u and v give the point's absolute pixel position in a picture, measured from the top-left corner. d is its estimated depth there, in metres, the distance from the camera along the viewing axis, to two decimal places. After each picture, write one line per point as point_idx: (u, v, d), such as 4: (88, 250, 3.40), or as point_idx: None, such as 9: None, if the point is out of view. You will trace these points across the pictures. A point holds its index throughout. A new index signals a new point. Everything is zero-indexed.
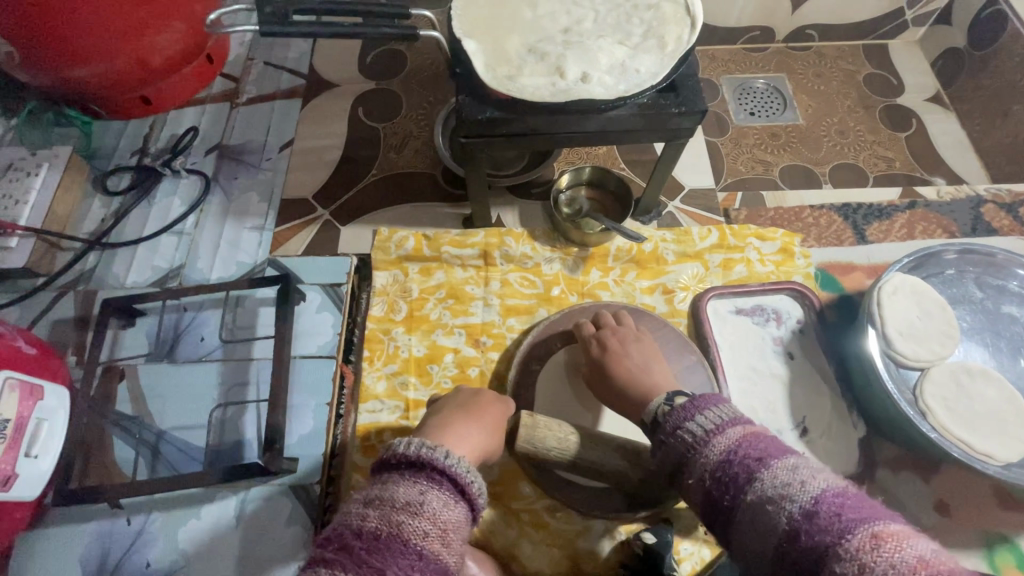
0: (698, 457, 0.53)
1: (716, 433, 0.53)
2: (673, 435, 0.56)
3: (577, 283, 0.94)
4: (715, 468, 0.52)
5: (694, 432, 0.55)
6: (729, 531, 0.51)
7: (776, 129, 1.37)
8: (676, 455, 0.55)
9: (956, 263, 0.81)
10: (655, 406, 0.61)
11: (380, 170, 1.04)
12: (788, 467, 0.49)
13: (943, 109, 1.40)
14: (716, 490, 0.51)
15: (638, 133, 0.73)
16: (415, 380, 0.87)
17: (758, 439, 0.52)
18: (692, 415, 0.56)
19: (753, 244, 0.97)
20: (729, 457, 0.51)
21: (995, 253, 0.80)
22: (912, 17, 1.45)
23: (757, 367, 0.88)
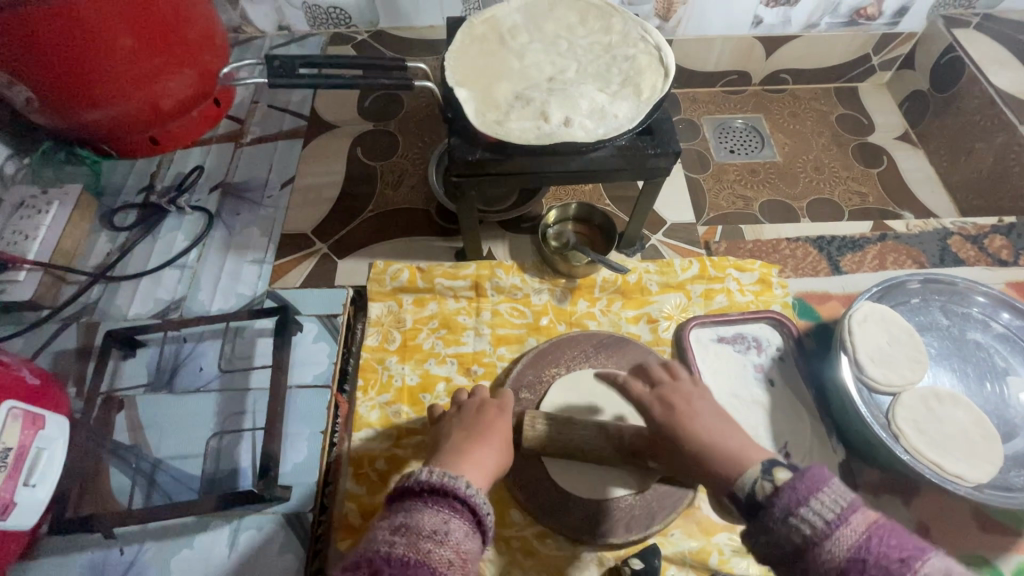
0: (820, 554, 0.46)
1: (842, 521, 0.47)
2: (785, 522, 0.49)
3: (565, 313, 0.98)
4: (844, 566, 0.45)
5: (812, 522, 0.48)
6: None
7: (755, 165, 1.45)
8: (790, 545, 0.48)
9: (921, 292, 0.86)
10: (752, 482, 0.53)
11: (376, 207, 1.09)
12: (930, 569, 0.45)
13: (912, 146, 1.48)
14: None
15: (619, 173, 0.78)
16: (407, 409, 0.89)
17: (888, 530, 0.47)
18: (806, 497, 0.49)
19: (733, 275, 1.01)
20: (859, 555, 0.45)
21: (957, 281, 0.85)
22: (878, 62, 1.55)
23: (740, 393, 0.91)
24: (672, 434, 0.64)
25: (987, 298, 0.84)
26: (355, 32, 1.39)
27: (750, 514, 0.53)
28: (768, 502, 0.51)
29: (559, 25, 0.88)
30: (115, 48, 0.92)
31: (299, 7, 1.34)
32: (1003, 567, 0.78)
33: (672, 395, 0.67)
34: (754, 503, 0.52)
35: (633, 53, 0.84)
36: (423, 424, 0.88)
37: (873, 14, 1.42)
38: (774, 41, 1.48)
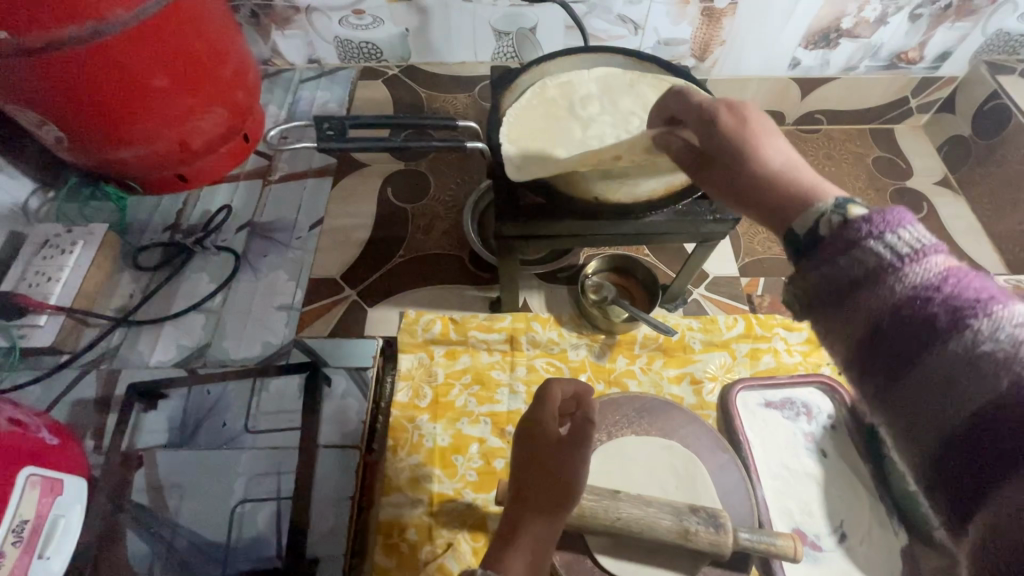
0: (886, 288, 0.36)
1: (919, 256, 0.35)
2: (846, 253, 0.38)
3: (604, 370, 0.94)
4: (904, 303, 0.35)
5: (890, 250, 0.36)
6: (896, 383, 0.36)
7: None
8: (847, 277, 0.38)
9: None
10: (819, 212, 0.41)
11: (408, 251, 1.05)
12: (1017, 317, 0.33)
13: (953, 193, 1.44)
14: (894, 326, 0.35)
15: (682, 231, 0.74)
16: (439, 472, 0.85)
17: (974, 274, 0.35)
18: (885, 228, 0.37)
19: (780, 334, 0.97)
20: (926, 292, 0.34)
21: None
22: (917, 105, 1.51)
23: (791, 465, 0.86)
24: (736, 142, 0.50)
25: None
26: (386, 67, 1.38)
27: (805, 252, 0.41)
28: (825, 240, 0.40)
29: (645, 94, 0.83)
30: (150, 89, 0.91)
31: (330, 42, 1.32)
32: None
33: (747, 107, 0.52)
34: (815, 241, 0.40)
35: None
36: (456, 490, 0.84)
37: (914, 58, 1.39)
38: (811, 83, 1.45)
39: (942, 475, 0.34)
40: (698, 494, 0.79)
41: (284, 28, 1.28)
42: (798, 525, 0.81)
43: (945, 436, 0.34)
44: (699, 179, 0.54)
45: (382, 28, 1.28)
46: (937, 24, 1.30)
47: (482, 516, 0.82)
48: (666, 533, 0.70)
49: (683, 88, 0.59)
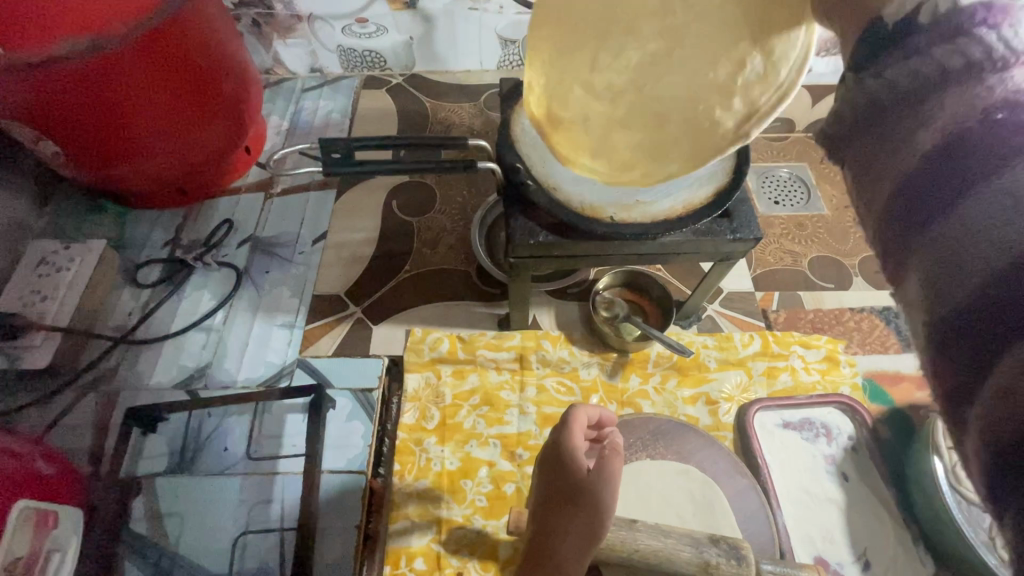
0: (965, 93, 0.30)
1: (1013, 65, 0.29)
2: (944, 45, 0.31)
3: (616, 390, 0.91)
4: (998, 103, 0.29)
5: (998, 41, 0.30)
6: (952, 207, 0.30)
7: (801, 219, 1.40)
8: (932, 71, 0.31)
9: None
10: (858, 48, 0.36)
11: (413, 267, 1.03)
12: None
13: None
14: (977, 133, 0.29)
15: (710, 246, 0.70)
16: (448, 497, 0.82)
17: None
18: (1001, 17, 0.31)
19: (797, 352, 0.94)
20: (1003, 109, 0.29)
21: None
22: None
23: (811, 489, 0.83)
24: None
25: None
26: (390, 76, 1.35)
27: (880, 41, 0.34)
28: (922, 27, 0.32)
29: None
30: (152, 104, 0.89)
31: (333, 50, 1.30)
32: None
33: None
34: (899, 33, 0.33)
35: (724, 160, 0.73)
36: (466, 517, 0.81)
37: None
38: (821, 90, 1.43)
39: (955, 335, 0.29)
40: (716, 520, 0.77)
41: (285, 37, 1.25)
42: (820, 553, 0.78)
43: (982, 274, 0.28)
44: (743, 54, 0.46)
45: (386, 37, 1.26)
46: None
47: (493, 544, 0.79)
48: (686, 565, 0.67)
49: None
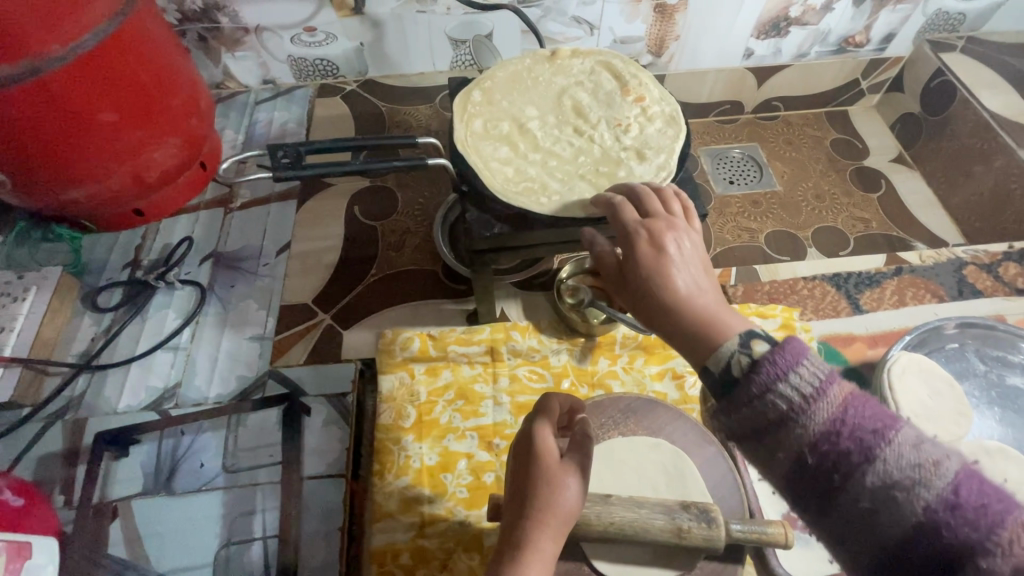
0: (796, 439, 0.41)
1: (819, 393, 0.41)
2: (760, 399, 0.42)
3: (586, 374, 0.94)
4: (821, 441, 0.40)
5: (795, 391, 0.41)
6: (825, 509, 0.42)
7: (756, 196, 1.45)
8: (766, 418, 0.42)
9: (959, 338, 0.83)
10: (728, 355, 0.44)
11: (379, 270, 1.04)
12: (907, 440, 0.40)
13: (908, 168, 1.49)
14: (821, 467, 0.41)
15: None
16: (429, 492, 0.84)
17: (862, 400, 0.42)
18: (785, 371, 0.42)
19: (755, 322, 0.98)
20: (837, 427, 0.40)
21: (996, 327, 0.82)
22: (867, 86, 1.56)
23: None
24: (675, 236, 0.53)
25: None
26: (343, 83, 1.36)
27: (719, 391, 0.45)
28: (739, 380, 0.43)
29: (662, 134, 0.77)
30: (95, 124, 0.87)
31: (284, 61, 1.30)
32: None
33: (666, 234, 0.53)
34: (730, 382, 0.44)
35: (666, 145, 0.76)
36: (448, 509, 0.83)
37: (861, 41, 1.43)
38: (765, 72, 1.49)
39: None
40: (688, 489, 0.80)
41: (234, 50, 1.25)
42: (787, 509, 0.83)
43: (876, 557, 0.41)
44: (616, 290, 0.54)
45: (336, 44, 1.26)
46: (879, 8, 1.35)
47: (477, 533, 0.81)
48: (660, 532, 0.70)
49: (617, 201, 0.59)
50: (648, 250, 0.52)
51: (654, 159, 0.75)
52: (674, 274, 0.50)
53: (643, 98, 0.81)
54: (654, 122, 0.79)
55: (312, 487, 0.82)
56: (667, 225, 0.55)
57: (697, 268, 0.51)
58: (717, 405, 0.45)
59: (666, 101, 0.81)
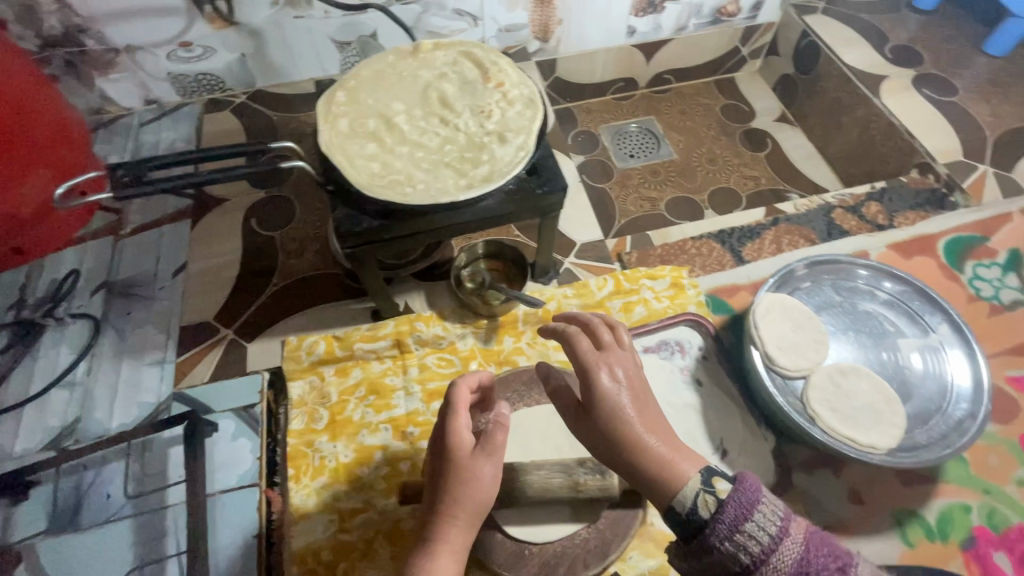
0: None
1: (779, 539, 0.53)
2: (733, 549, 0.53)
3: (493, 353, 0.98)
4: None
5: (760, 540, 0.53)
6: None
7: (655, 166, 1.53)
8: (738, 563, 0.53)
9: (810, 276, 0.91)
10: (693, 494, 0.57)
11: (281, 279, 1.04)
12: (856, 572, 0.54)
13: (790, 126, 1.59)
14: None
15: (532, 203, 0.76)
16: (346, 488, 0.86)
17: (812, 536, 0.54)
18: (748, 513, 0.54)
19: (647, 284, 1.04)
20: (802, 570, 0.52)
21: (838, 260, 0.91)
22: (748, 52, 1.66)
23: (673, 400, 0.93)
24: (627, 376, 0.66)
25: (867, 270, 0.91)
26: (232, 96, 1.33)
27: (690, 534, 0.56)
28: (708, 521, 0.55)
29: (521, 116, 0.80)
30: None
31: (164, 79, 1.26)
32: (927, 515, 0.84)
33: (613, 369, 0.66)
34: (700, 523, 0.55)
35: (523, 128, 0.79)
36: (366, 501, 0.85)
37: (733, 11, 1.52)
38: (650, 48, 1.56)
39: None
40: (589, 447, 0.85)
41: (107, 73, 1.21)
42: None
43: None
44: (580, 420, 0.66)
45: (216, 58, 1.24)
46: None
47: (396, 519, 0.83)
48: (558, 489, 0.76)
49: (570, 330, 0.69)
50: (607, 391, 0.64)
51: (515, 139, 0.78)
52: (627, 412, 0.63)
53: (503, 85, 0.84)
54: (514, 105, 0.82)
55: (224, 501, 0.83)
56: (612, 356, 0.67)
57: (635, 396, 0.65)
58: (689, 545, 0.56)
59: (524, 84, 0.84)
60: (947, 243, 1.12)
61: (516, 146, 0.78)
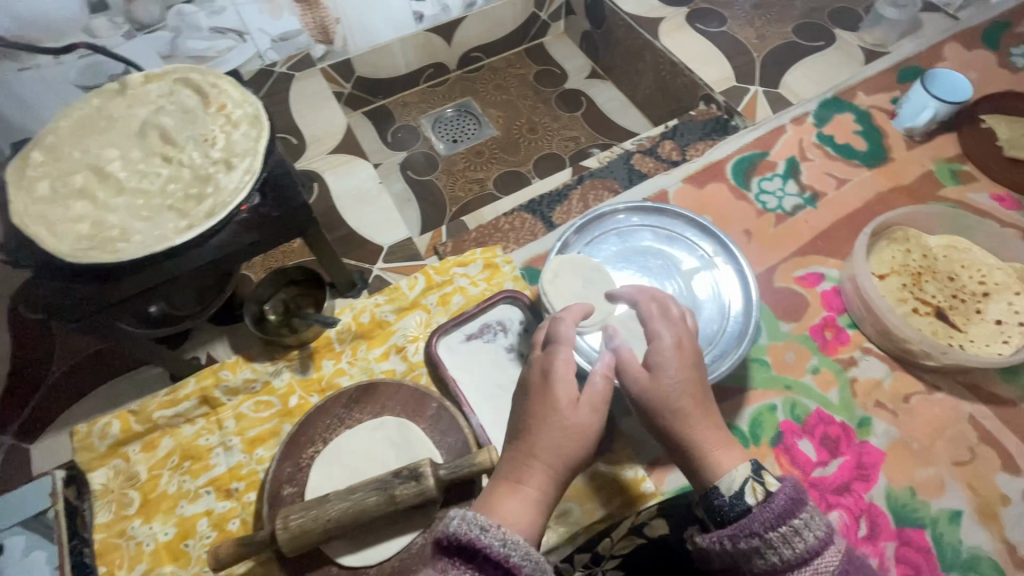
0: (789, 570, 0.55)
1: (813, 545, 0.55)
2: (765, 537, 0.56)
3: (313, 382, 0.94)
4: None
5: (801, 541, 0.55)
6: None
7: (479, 147, 1.52)
8: (768, 553, 0.56)
9: (586, 237, 0.93)
10: (743, 480, 0.61)
11: (64, 361, 0.94)
12: None
13: (601, 80, 1.64)
14: None
15: (271, 229, 0.72)
16: (171, 567, 0.80)
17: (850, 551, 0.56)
18: (794, 511, 0.56)
19: (459, 272, 1.03)
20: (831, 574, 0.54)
21: (602, 211, 0.94)
22: (547, 16, 1.67)
23: (500, 381, 0.94)
24: (691, 367, 0.68)
25: (627, 212, 0.95)
26: None
27: (731, 514, 0.60)
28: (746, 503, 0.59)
29: (246, 137, 0.75)
30: None
31: None
32: (740, 424, 0.90)
33: (686, 345, 0.69)
34: (742, 502, 0.60)
35: (248, 152, 0.74)
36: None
37: None
38: (445, 29, 1.52)
39: None
40: (414, 452, 0.84)
41: None
42: None
43: None
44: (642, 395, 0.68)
45: None
46: None
47: None
48: (376, 508, 0.74)
49: (654, 307, 0.72)
50: (672, 378, 0.66)
51: (241, 166, 0.73)
52: (692, 393, 0.66)
53: (225, 108, 0.78)
54: (238, 127, 0.76)
55: None
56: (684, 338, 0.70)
57: (693, 386, 0.67)
58: (725, 522, 0.61)
59: (247, 102, 0.78)
60: (733, 165, 1.19)
61: (242, 174, 0.73)
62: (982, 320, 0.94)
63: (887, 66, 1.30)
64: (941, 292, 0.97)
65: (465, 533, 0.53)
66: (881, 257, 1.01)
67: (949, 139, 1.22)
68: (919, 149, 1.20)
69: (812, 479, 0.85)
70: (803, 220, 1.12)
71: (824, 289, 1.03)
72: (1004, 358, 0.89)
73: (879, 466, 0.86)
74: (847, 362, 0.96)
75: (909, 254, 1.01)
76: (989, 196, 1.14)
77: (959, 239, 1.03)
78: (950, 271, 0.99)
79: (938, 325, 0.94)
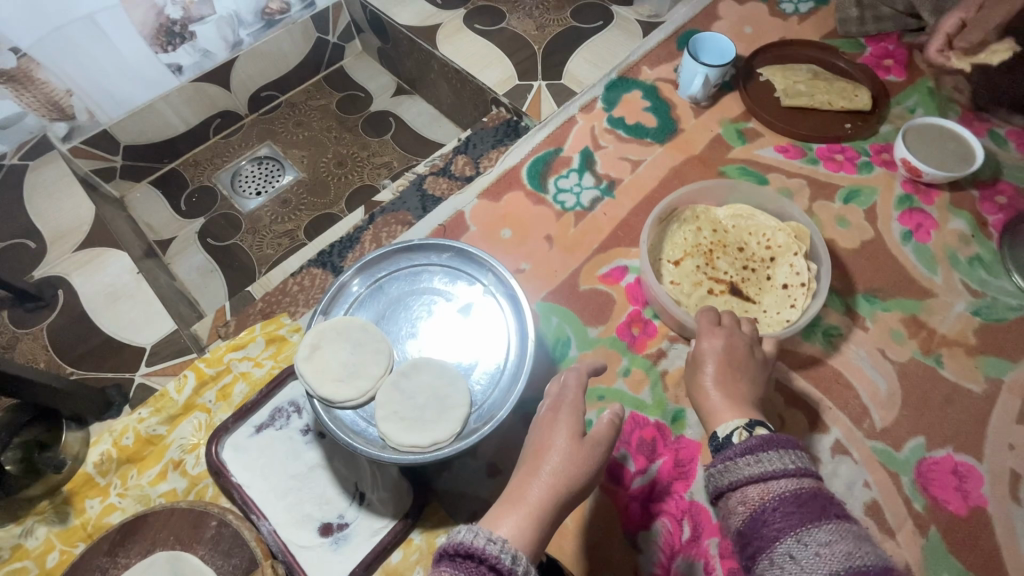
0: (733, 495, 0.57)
1: (770, 474, 0.56)
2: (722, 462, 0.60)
3: (75, 531, 0.80)
4: (758, 510, 0.54)
5: (757, 467, 0.57)
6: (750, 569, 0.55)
7: (285, 194, 1.40)
8: (724, 476, 0.59)
9: (353, 294, 0.85)
10: (736, 429, 0.66)
11: None
12: (831, 545, 0.50)
13: (408, 96, 1.54)
14: (748, 533, 0.55)
15: None
16: None
17: (812, 494, 0.54)
18: (758, 447, 0.58)
19: (237, 357, 0.92)
20: (773, 504, 0.54)
21: (360, 263, 0.85)
22: (337, 38, 1.54)
23: (295, 471, 0.84)
24: (735, 365, 0.75)
25: (388, 257, 0.86)
26: None
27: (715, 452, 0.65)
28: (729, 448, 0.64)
29: None
30: None
31: None
32: None
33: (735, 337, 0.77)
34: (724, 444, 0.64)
35: None
36: None
37: (281, 8, 1.37)
38: (217, 75, 1.37)
39: None
40: None
41: None
42: (321, 521, 0.81)
43: None
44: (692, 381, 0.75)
45: None
46: None
47: None
48: None
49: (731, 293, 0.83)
50: (712, 372, 0.73)
51: None
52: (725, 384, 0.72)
53: None
54: None
55: None
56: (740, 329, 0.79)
57: (729, 376, 0.73)
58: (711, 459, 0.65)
59: None
60: (528, 168, 1.13)
61: None
62: (773, 286, 0.93)
63: (665, 34, 1.29)
64: (732, 267, 0.95)
65: (470, 542, 0.51)
66: (673, 241, 0.97)
67: (733, 98, 1.21)
68: (706, 115, 1.19)
69: (631, 492, 0.83)
70: (602, 213, 1.08)
71: (628, 283, 1.01)
72: (787, 328, 0.87)
73: (696, 459, 0.84)
74: (656, 355, 0.94)
75: (700, 232, 0.98)
76: (774, 149, 1.14)
77: (744, 207, 1.00)
78: (739, 241, 0.97)
79: (732, 302, 0.92)
